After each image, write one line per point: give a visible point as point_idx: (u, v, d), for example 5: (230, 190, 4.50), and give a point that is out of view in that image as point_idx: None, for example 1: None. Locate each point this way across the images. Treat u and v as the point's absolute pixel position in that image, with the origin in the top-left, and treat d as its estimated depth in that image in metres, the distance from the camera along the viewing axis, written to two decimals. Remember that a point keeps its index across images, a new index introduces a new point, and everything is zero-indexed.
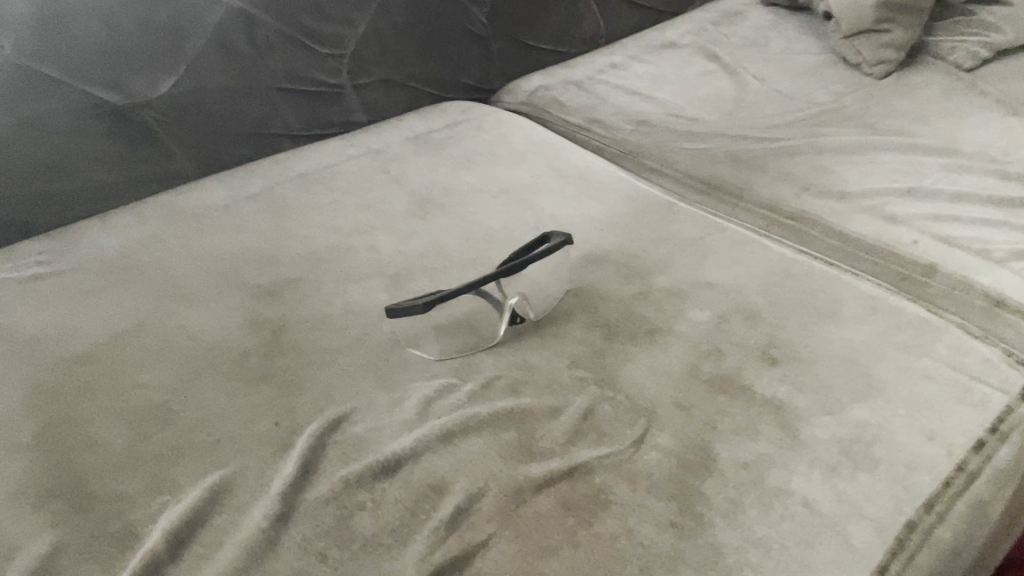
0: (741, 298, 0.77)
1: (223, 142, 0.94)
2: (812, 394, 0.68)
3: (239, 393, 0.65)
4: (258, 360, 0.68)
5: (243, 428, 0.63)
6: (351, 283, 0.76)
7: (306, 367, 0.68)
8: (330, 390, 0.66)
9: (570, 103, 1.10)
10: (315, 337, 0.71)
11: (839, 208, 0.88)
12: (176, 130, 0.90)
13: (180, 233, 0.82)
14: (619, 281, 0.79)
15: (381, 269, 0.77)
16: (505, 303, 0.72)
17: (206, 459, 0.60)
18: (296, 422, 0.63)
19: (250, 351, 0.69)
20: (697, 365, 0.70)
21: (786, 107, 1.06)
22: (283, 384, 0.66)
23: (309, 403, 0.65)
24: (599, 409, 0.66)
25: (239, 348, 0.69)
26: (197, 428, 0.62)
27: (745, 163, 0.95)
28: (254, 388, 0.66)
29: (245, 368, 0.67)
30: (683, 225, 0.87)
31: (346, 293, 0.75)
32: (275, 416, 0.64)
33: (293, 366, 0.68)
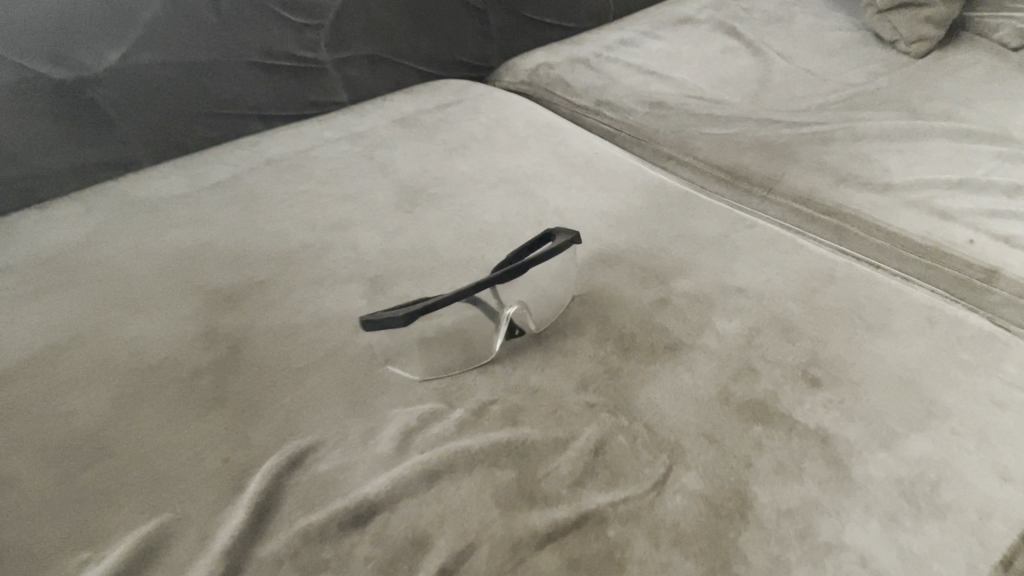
0: (774, 308, 0.67)
1: (184, 122, 0.84)
2: (863, 424, 0.58)
3: (185, 421, 0.55)
4: (209, 380, 0.58)
5: (188, 465, 0.52)
6: (324, 286, 0.65)
7: (267, 387, 0.58)
8: (293, 417, 0.56)
9: (577, 83, 1.00)
10: (280, 350, 0.60)
11: (881, 202, 0.77)
12: (129, 108, 0.79)
13: (129, 226, 0.71)
14: (635, 287, 0.69)
15: (358, 269, 0.67)
16: (502, 316, 0.61)
17: (136, 506, 0.50)
18: (250, 459, 0.53)
19: (200, 368, 0.59)
20: (726, 388, 0.60)
21: (817, 88, 0.95)
22: (238, 409, 0.56)
23: (268, 434, 0.55)
24: (612, 441, 0.55)
25: (187, 364, 0.59)
26: (129, 467, 0.52)
27: (774, 151, 0.85)
28: (202, 415, 0.55)
29: (193, 390, 0.57)
30: (706, 222, 0.76)
31: (318, 299, 0.64)
32: (225, 452, 0.53)
33: (251, 387, 0.58)
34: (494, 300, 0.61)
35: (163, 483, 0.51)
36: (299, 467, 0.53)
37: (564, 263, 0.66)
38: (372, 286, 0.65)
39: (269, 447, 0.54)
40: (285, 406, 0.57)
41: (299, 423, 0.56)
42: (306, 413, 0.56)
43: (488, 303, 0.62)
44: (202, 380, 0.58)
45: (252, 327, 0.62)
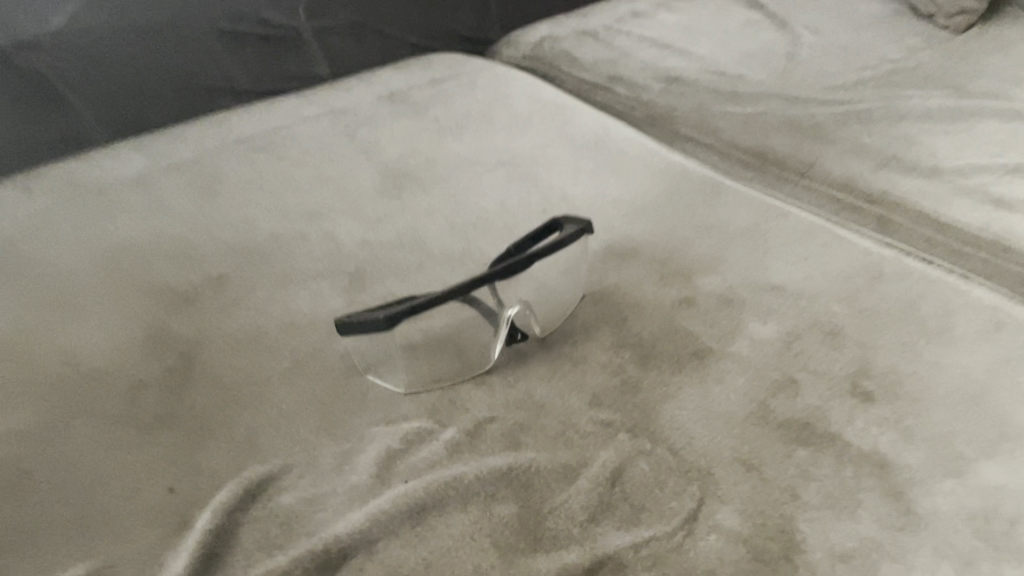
0: (815, 309, 0.58)
1: (145, 96, 0.75)
2: (925, 446, 0.49)
3: (124, 445, 0.46)
4: (155, 395, 0.49)
5: (124, 499, 0.44)
6: (295, 282, 0.57)
7: (224, 403, 0.49)
8: (254, 438, 0.47)
9: (584, 58, 0.91)
10: (241, 358, 0.51)
11: (930, 189, 0.68)
12: (80, 79, 0.71)
13: (75, 213, 0.62)
14: (654, 285, 0.60)
15: (336, 264, 0.58)
16: (502, 318, 0.53)
17: (55, 553, 0.41)
18: (199, 490, 0.44)
19: (146, 379, 0.50)
20: (764, 403, 0.51)
21: (851, 65, 0.86)
22: (187, 430, 0.47)
23: (223, 459, 0.46)
24: (632, 469, 0.47)
25: (132, 376, 0.50)
26: (51, 504, 0.44)
27: (805, 133, 0.76)
28: (145, 437, 0.47)
29: (135, 408, 0.48)
30: (732, 210, 0.67)
31: (289, 297, 0.56)
32: (170, 482, 0.45)
33: (206, 402, 0.49)
34: (493, 301, 0.53)
35: (90, 523, 0.43)
36: (258, 500, 0.44)
37: (573, 256, 0.57)
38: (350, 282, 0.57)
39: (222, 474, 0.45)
40: (245, 425, 0.48)
41: (261, 445, 0.47)
42: (269, 433, 0.47)
43: (486, 304, 0.53)
44: (147, 395, 0.49)
45: (210, 330, 0.53)
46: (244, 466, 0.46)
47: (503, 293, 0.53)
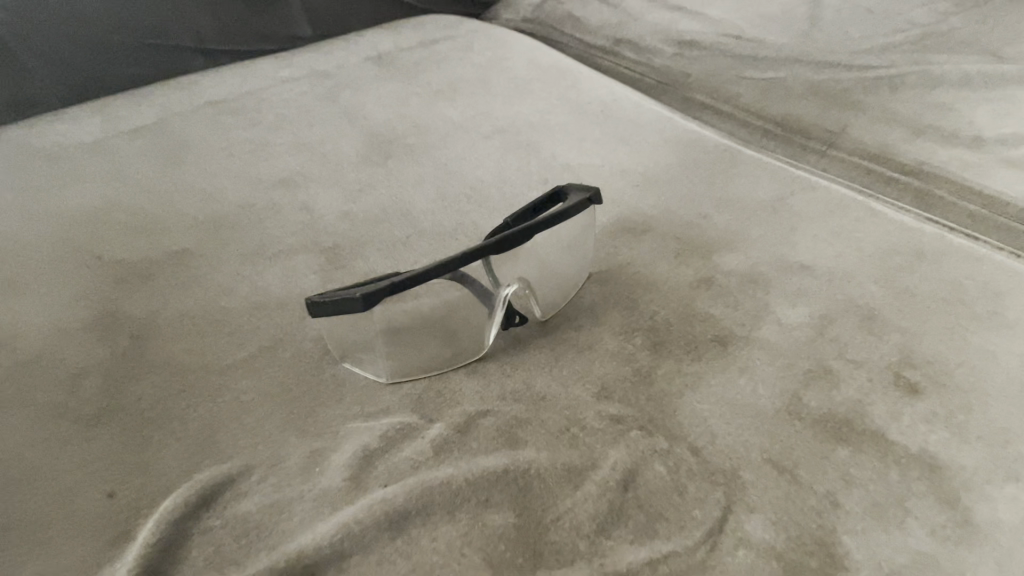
0: (849, 290, 0.52)
1: (106, 55, 0.68)
2: (983, 445, 0.43)
3: (61, 442, 0.40)
4: (99, 384, 0.43)
5: (54, 505, 0.37)
6: (265, 257, 0.50)
7: (179, 393, 0.42)
8: (211, 434, 0.41)
9: (589, 22, 0.84)
10: (200, 343, 0.45)
11: (971, 160, 0.62)
12: (32, 35, 0.64)
13: (21, 180, 0.56)
14: (668, 263, 0.54)
15: (311, 237, 0.52)
16: (499, 298, 0.47)
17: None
18: (145, 494, 0.38)
19: (90, 366, 0.44)
20: (796, 396, 0.45)
21: (877, 29, 0.80)
22: (134, 424, 0.41)
23: (174, 458, 0.40)
24: (647, 472, 0.41)
25: (75, 362, 0.44)
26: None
27: (831, 100, 0.70)
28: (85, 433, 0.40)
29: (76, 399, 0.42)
30: (754, 182, 0.61)
31: (258, 273, 0.49)
32: (111, 484, 0.38)
33: (157, 392, 0.42)
34: (489, 280, 0.47)
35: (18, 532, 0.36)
36: (212, 507, 0.38)
37: (578, 229, 0.51)
38: (326, 257, 0.50)
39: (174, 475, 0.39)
40: (201, 418, 0.41)
41: (219, 441, 0.40)
42: (228, 428, 0.41)
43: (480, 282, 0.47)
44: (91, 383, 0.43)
45: (166, 311, 0.47)
46: (198, 466, 0.39)
47: (499, 269, 0.47)
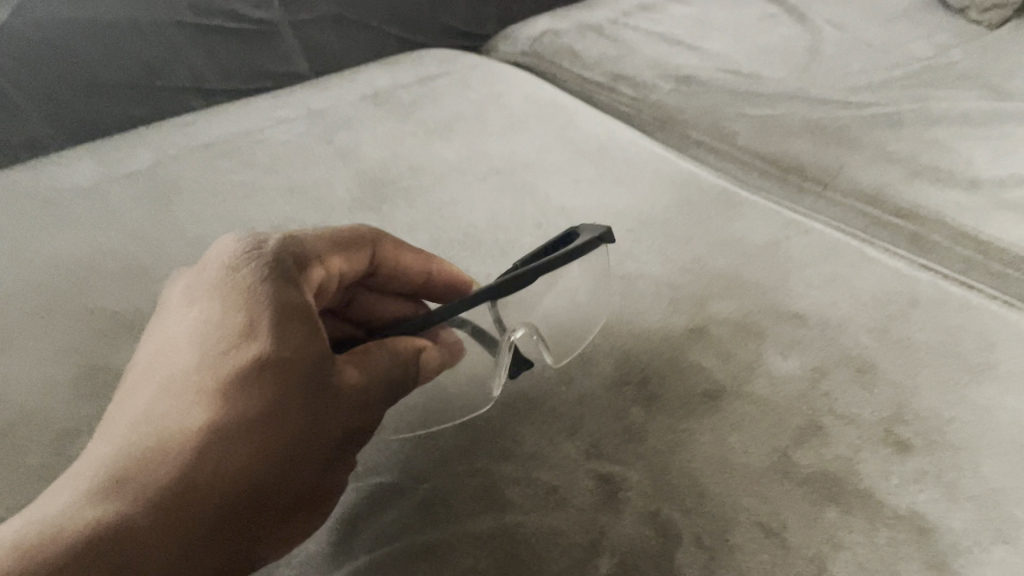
0: (844, 340, 0.52)
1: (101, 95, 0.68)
2: (970, 505, 0.43)
3: (124, 466, 0.33)
4: (167, 391, 0.36)
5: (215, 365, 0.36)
6: (336, 244, 0.45)
7: (290, 402, 0.36)
8: (302, 464, 0.36)
9: (587, 54, 0.83)
10: (309, 338, 0.38)
11: (969, 203, 0.62)
12: (28, 77, 0.64)
13: (15, 228, 0.56)
14: (661, 312, 0.54)
15: (389, 256, 0.48)
16: (505, 342, 0.49)
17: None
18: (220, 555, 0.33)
19: (159, 371, 0.37)
20: (785, 454, 0.45)
21: (877, 63, 0.79)
22: (228, 447, 0.34)
23: (254, 502, 0.34)
24: (634, 534, 0.41)
25: (315, 358, 0.37)
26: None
27: (830, 137, 0.69)
28: (161, 458, 0.33)
29: (129, 417, 0.35)
30: (750, 225, 0.61)
31: (325, 268, 0.44)
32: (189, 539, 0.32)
33: (265, 403, 0.35)
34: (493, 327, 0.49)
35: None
36: None
37: (585, 276, 0.50)
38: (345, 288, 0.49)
39: (244, 526, 0.34)
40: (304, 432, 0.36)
41: (301, 479, 0.36)
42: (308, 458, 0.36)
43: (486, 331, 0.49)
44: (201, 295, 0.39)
45: (250, 288, 0.39)
46: (261, 522, 0.35)
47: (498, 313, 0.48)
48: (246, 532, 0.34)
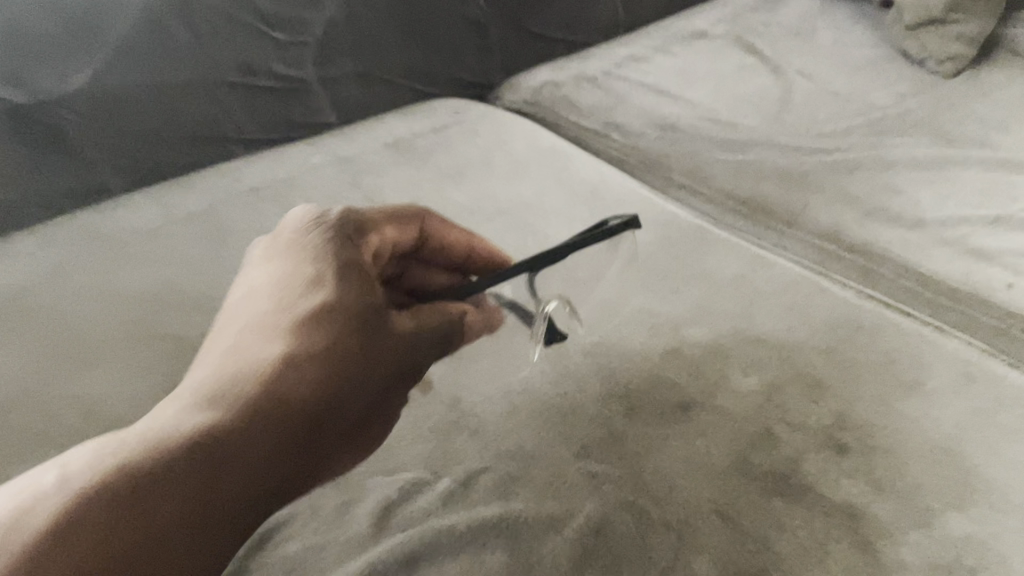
0: (798, 360, 0.61)
1: (159, 151, 0.74)
2: (892, 496, 0.52)
3: (219, 384, 0.42)
4: (248, 330, 0.45)
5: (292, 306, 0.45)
6: (389, 216, 0.54)
7: (351, 334, 0.45)
8: (360, 384, 0.45)
9: (583, 103, 0.93)
10: (362, 292, 0.47)
11: (913, 240, 0.71)
12: (96, 137, 0.70)
13: (91, 265, 0.65)
14: (642, 335, 0.63)
15: (436, 231, 0.56)
16: (540, 313, 0.57)
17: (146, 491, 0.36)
18: (291, 455, 0.42)
19: (242, 312, 0.46)
20: (742, 455, 0.54)
21: (840, 111, 0.89)
22: (299, 371, 0.43)
23: (317, 417, 0.43)
24: (616, 519, 0.50)
25: (366, 306, 0.47)
26: (122, 440, 0.38)
27: (796, 181, 0.79)
28: (249, 375, 0.42)
29: (219, 348, 0.44)
30: (721, 260, 0.70)
31: (380, 235, 0.53)
32: (271, 438, 0.41)
33: (332, 336, 0.45)
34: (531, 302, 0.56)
35: (188, 463, 0.37)
36: (266, 546, 0.49)
37: (604, 248, 0.57)
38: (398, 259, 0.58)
39: (314, 432, 0.43)
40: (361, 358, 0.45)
41: (359, 394, 0.46)
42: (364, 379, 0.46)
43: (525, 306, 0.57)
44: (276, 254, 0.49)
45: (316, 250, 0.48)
46: (329, 426, 0.44)
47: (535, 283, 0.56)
48: (314, 436, 0.43)
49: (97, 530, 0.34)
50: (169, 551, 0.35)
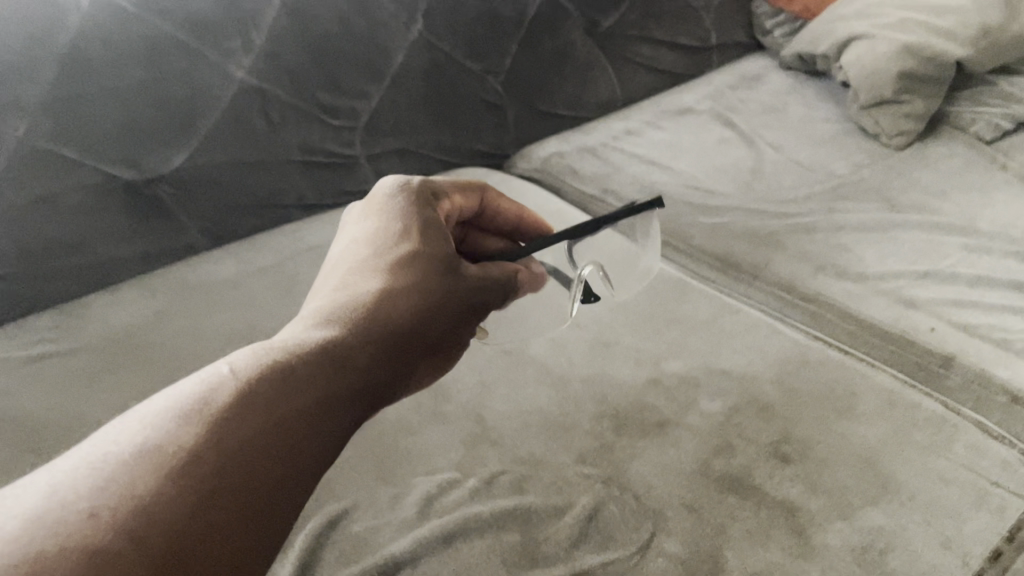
0: (753, 388, 0.76)
1: (235, 214, 0.94)
2: (824, 495, 0.66)
3: (327, 313, 0.49)
4: (353, 271, 0.53)
5: (385, 253, 0.54)
6: (456, 187, 0.65)
7: (432, 279, 0.54)
8: (438, 320, 0.54)
9: (585, 171, 1.10)
10: (440, 242, 0.57)
11: (856, 290, 0.86)
12: (189, 205, 0.89)
13: (187, 309, 0.84)
14: (630, 368, 0.78)
15: (492, 200, 0.69)
16: (578, 278, 0.76)
17: (294, 378, 0.42)
18: (387, 369, 0.48)
19: (344, 261, 0.55)
20: (705, 462, 0.69)
21: (803, 179, 1.05)
22: (393, 301, 0.51)
23: (408, 338, 0.51)
24: (605, 510, 0.64)
25: (432, 258, 0.55)
26: (260, 348, 0.43)
27: (762, 240, 0.94)
28: (356, 305, 0.50)
29: (329, 288, 0.52)
30: (696, 306, 0.86)
31: (447, 201, 0.64)
32: (374, 353, 0.48)
33: (417, 279, 0.53)
34: (571, 269, 0.75)
35: (320, 364, 0.44)
36: (338, 526, 0.64)
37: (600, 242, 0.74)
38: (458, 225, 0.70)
39: (406, 353, 0.51)
40: (438, 300, 0.54)
41: (437, 330, 0.54)
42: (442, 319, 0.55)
43: (564, 273, 0.75)
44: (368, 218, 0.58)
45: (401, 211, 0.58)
46: (416, 353, 0.52)
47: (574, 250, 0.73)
48: (406, 357, 0.51)
49: (264, 409, 0.39)
50: (320, 426, 0.41)
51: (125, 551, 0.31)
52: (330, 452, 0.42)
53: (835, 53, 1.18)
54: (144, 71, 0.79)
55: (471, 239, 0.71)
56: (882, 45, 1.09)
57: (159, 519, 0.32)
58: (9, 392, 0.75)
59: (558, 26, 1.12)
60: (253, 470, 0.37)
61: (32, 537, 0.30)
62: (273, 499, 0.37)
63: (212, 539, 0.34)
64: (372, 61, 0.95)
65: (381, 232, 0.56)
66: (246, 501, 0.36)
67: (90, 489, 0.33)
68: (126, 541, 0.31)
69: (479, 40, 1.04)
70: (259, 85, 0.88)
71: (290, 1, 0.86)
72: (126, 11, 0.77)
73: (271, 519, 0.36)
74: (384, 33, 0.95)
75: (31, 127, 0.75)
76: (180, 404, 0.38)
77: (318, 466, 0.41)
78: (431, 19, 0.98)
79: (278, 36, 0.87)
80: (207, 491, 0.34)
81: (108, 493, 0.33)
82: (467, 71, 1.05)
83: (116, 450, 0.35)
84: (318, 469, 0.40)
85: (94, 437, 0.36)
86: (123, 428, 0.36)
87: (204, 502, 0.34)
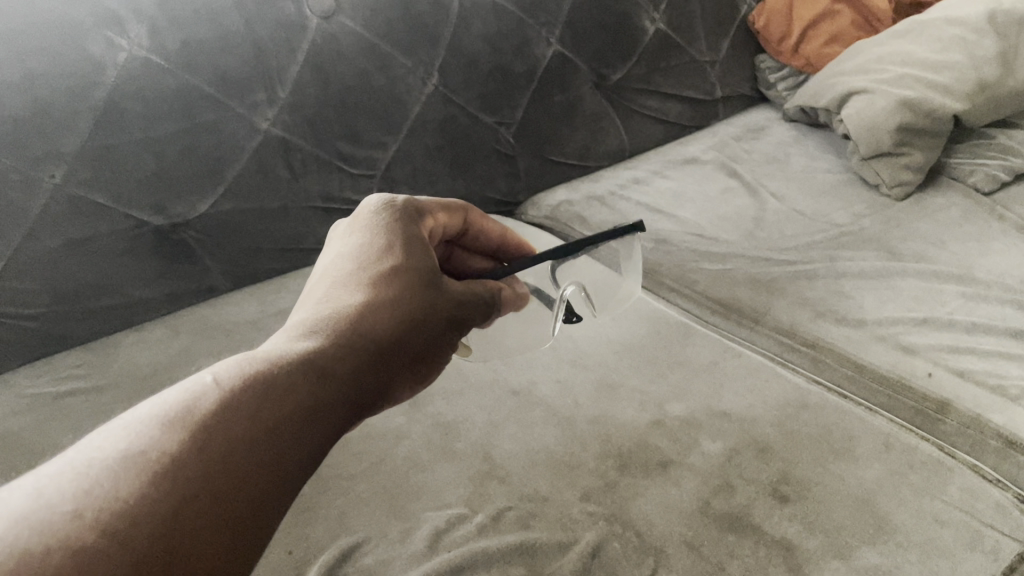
0: (753, 431, 0.78)
1: (257, 257, 0.98)
2: (821, 534, 0.68)
3: (310, 325, 0.51)
4: (336, 286, 0.56)
5: (367, 267, 0.57)
6: (441, 206, 0.68)
7: (416, 293, 0.57)
8: (422, 333, 0.57)
9: (592, 219, 1.13)
10: (424, 257, 0.60)
11: (856, 336, 0.89)
12: (213, 248, 0.94)
13: (209, 350, 0.88)
14: (634, 410, 0.81)
15: (476, 221, 0.73)
16: (559, 299, 0.79)
17: (275, 385, 0.44)
18: (369, 378, 0.51)
19: (329, 274, 0.58)
20: (707, 502, 0.71)
21: (806, 228, 1.08)
22: (376, 314, 0.54)
23: (391, 348, 0.54)
24: (608, 546, 0.67)
25: (413, 274, 0.58)
26: (242, 359, 0.46)
27: (765, 287, 0.97)
28: (340, 316, 0.52)
29: (313, 302, 0.55)
30: (698, 350, 0.89)
31: (433, 219, 0.67)
32: (354, 363, 0.50)
33: (402, 292, 0.56)
34: (554, 290, 0.78)
35: (299, 373, 0.46)
36: (350, 558, 0.66)
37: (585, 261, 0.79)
38: (445, 243, 0.74)
39: (390, 364, 0.53)
40: (423, 311, 0.57)
41: (422, 340, 0.57)
42: (426, 331, 0.57)
43: (551, 303, 0.80)
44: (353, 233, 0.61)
45: (384, 227, 0.61)
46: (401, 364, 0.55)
47: (557, 272, 0.77)
48: (391, 368, 0.53)
49: (243, 417, 0.42)
50: (302, 430, 0.44)
51: (110, 552, 0.33)
52: (309, 456, 0.44)
53: (835, 106, 1.21)
54: (174, 122, 0.84)
55: (455, 258, 0.75)
56: (881, 99, 1.12)
57: (144, 520, 0.34)
58: (38, 426, 0.79)
59: (568, 81, 1.17)
60: (232, 472, 0.39)
61: (20, 538, 0.32)
62: (253, 499, 0.39)
63: (193, 539, 0.36)
64: (391, 113, 1.00)
65: (365, 247, 0.59)
66: (225, 504, 0.38)
67: (74, 493, 0.35)
68: (111, 542, 0.33)
69: (492, 94, 1.09)
70: (282, 135, 0.92)
71: (313, 58, 0.91)
72: (161, 66, 0.81)
73: (252, 523, 0.39)
74: (401, 88, 0.99)
75: (67, 174, 0.80)
76: (163, 412, 0.40)
77: (298, 470, 0.43)
78: (447, 73, 1.03)
79: (302, 89, 0.92)
80: (190, 495, 0.37)
81: (92, 498, 0.35)
82: (479, 122, 1.10)
83: (101, 455, 0.37)
84: (299, 473, 0.43)
85: (81, 444, 0.38)
86: (109, 434, 0.39)
87: (184, 504, 0.36)
